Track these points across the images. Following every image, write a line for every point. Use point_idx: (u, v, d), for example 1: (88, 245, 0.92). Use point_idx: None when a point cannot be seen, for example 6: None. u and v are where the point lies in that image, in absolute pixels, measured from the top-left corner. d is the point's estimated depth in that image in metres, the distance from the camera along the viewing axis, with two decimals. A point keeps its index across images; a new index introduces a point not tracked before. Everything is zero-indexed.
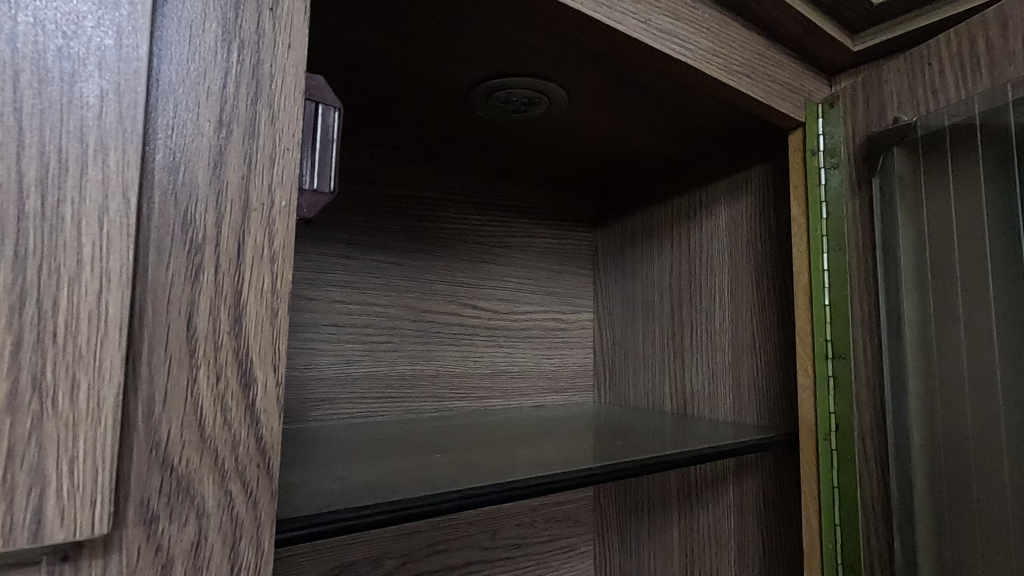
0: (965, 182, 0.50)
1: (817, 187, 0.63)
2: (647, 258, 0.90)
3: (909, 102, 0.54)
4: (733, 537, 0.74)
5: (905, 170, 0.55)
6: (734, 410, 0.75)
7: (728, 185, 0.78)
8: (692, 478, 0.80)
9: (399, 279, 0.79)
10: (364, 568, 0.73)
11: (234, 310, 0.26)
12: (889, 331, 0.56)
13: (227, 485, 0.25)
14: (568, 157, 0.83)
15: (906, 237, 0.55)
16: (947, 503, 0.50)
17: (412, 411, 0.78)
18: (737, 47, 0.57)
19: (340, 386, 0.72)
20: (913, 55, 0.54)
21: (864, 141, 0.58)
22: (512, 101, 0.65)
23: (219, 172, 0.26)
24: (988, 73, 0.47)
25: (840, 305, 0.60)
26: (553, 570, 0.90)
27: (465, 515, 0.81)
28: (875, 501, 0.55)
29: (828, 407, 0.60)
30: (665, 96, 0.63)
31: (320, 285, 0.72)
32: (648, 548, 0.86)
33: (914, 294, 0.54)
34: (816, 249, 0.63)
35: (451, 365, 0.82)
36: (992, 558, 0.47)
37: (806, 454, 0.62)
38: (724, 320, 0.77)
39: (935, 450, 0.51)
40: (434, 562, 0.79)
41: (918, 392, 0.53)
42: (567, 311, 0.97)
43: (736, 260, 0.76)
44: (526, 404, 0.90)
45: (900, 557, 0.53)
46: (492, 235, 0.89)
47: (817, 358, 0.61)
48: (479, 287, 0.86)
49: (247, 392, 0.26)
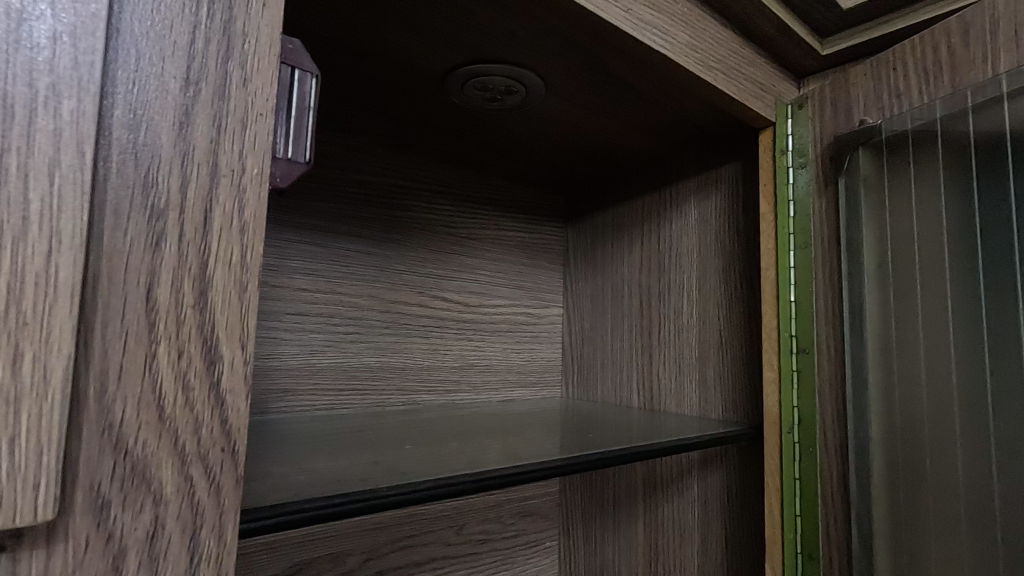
0: (926, 182, 0.51)
1: (786, 185, 0.63)
2: (617, 254, 0.90)
3: (873, 106, 0.55)
4: (697, 531, 0.74)
5: (870, 171, 0.56)
6: (700, 405, 0.76)
7: (699, 183, 0.78)
8: (657, 472, 0.80)
9: (366, 268, 0.76)
10: (325, 565, 0.71)
11: (199, 282, 0.24)
12: (851, 330, 0.56)
13: (188, 470, 0.24)
14: (541, 150, 0.82)
15: (870, 235, 0.55)
16: (903, 495, 0.51)
17: (378, 404, 0.76)
18: (716, 42, 0.57)
19: (304, 377, 0.70)
20: (879, 61, 0.55)
21: (831, 142, 0.59)
22: (488, 89, 0.64)
23: (186, 134, 0.24)
24: (950, 79, 0.49)
25: (806, 301, 0.60)
26: (519, 566, 0.89)
27: (430, 510, 0.80)
28: (835, 493, 0.56)
29: (792, 401, 0.61)
30: (642, 90, 0.63)
31: (284, 272, 0.69)
32: (612, 543, 0.86)
33: (876, 292, 0.54)
34: (783, 245, 0.63)
35: (418, 358, 0.80)
36: (944, 551, 0.47)
37: (770, 448, 0.63)
38: (692, 315, 0.77)
39: (892, 446, 0.52)
40: (398, 558, 0.77)
41: (877, 389, 0.54)
42: (537, 305, 0.96)
43: (705, 256, 0.76)
44: (495, 399, 0.89)
45: (857, 548, 0.54)
46: (464, 226, 0.87)
47: (782, 353, 0.62)
48: (448, 279, 0.85)
49: (212, 370, 0.24)
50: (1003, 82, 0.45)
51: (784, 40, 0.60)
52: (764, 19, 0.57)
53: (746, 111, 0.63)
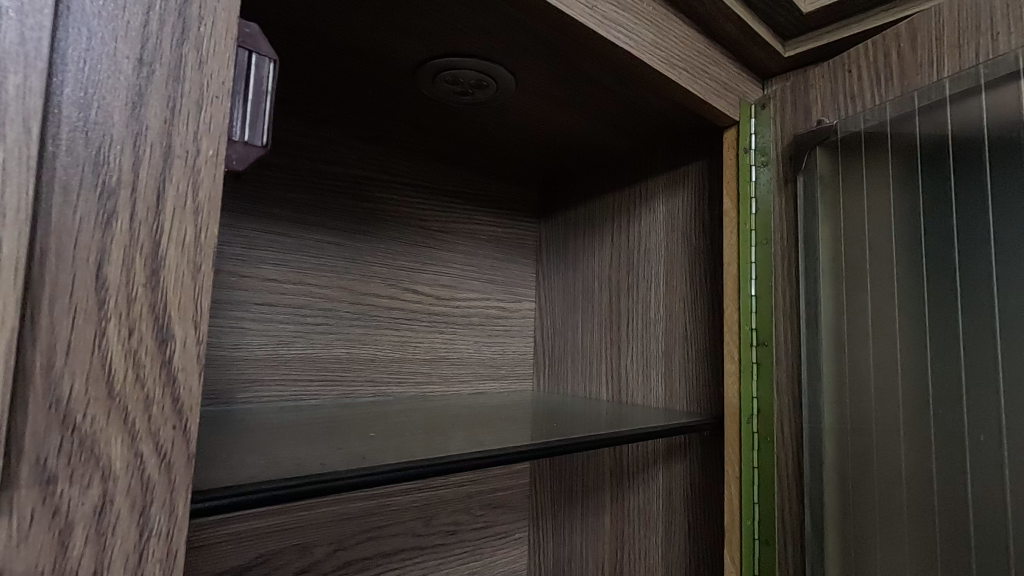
0: (878, 181, 0.53)
1: (748, 183, 0.65)
2: (589, 248, 0.91)
3: (830, 107, 0.57)
4: (660, 520, 0.76)
5: (826, 170, 0.58)
6: (665, 396, 0.77)
7: (667, 180, 0.80)
8: (624, 462, 0.81)
9: (337, 259, 0.76)
10: (290, 556, 0.71)
11: (151, 261, 0.24)
12: (806, 322, 0.58)
13: (138, 447, 0.24)
14: (513, 145, 0.83)
15: (825, 231, 0.57)
16: (851, 481, 0.53)
17: (347, 395, 0.76)
18: (680, 41, 0.58)
19: (271, 368, 0.70)
20: (835, 63, 0.57)
21: (791, 141, 0.61)
22: (459, 82, 0.64)
23: (139, 114, 0.24)
24: (899, 82, 0.51)
25: (765, 295, 0.62)
26: (488, 557, 0.90)
27: (399, 501, 0.80)
28: (789, 480, 0.58)
29: (751, 391, 0.63)
30: (610, 87, 0.64)
31: (251, 262, 0.69)
32: (580, 533, 0.87)
33: (830, 286, 0.56)
34: (745, 241, 0.65)
35: (389, 350, 0.81)
36: (887, 533, 0.50)
37: (729, 438, 0.65)
38: (659, 309, 0.79)
39: (842, 434, 0.54)
40: (365, 549, 0.77)
41: (829, 380, 0.56)
42: (509, 299, 0.97)
43: (672, 251, 0.78)
44: (466, 391, 0.90)
45: (809, 533, 0.56)
46: (436, 219, 0.88)
47: (743, 345, 0.64)
48: (420, 271, 0.85)
49: (163, 349, 0.25)
50: (946, 86, 0.47)
51: (748, 41, 0.62)
52: (727, 20, 0.59)
53: (710, 110, 0.64)
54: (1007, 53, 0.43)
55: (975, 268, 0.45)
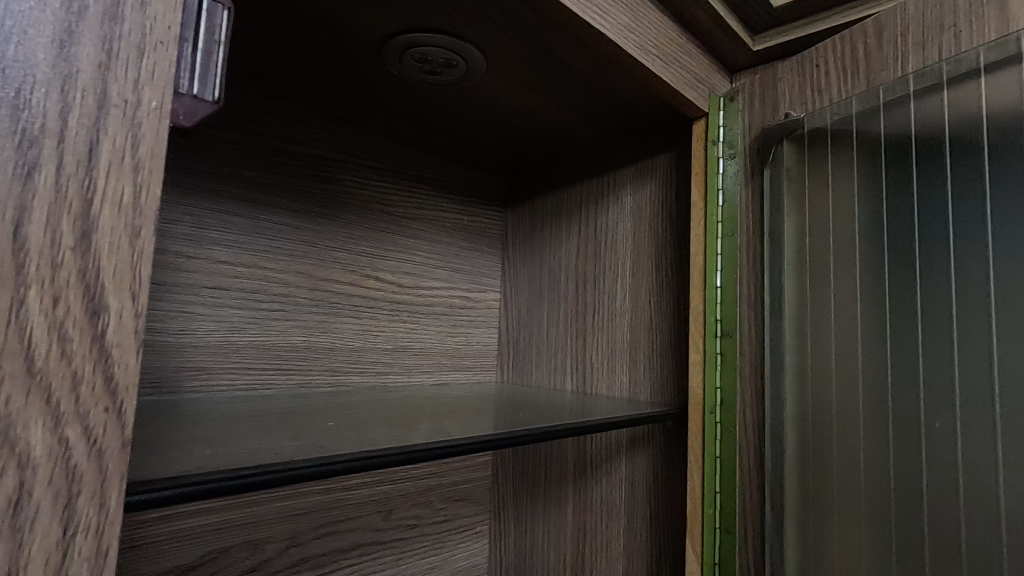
0: (842, 173, 0.54)
1: (716, 174, 0.66)
2: (555, 238, 0.90)
3: (798, 100, 0.58)
4: (623, 510, 0.76)
5: (792, 162, 0.59)
6: (630, 387, 0.77)
7: (636, 171, 0.80)
8: (588, 453, 0.81)
9: (294, 243, 0.73)
10: (241, 554, 0.67)
11: (82, 223, 0.22)
12: (771, 312, 0.59)
13: (64, 431, 0.21)
14: (481, 131, 0.81)
15: (790, 222, 0.58)
16: (811, 469, 0.54)
17: (303, 385, 0.73)
18: (653, 27, 0.58)
19: (222, 355, 0.66)
20: (803, 58, 0.58)
21: (758, 134, 0.62)
22: (427, 61, 0.62)
23: (69, 53, 0.21)
24: (865, 77, 0.52)
25: (730, 286, 0.63)
26: (448, 552, 0.88)
27: (357, 495, 0.78)
28: (751, 469, 0.59)
29: (715, 381, 0.63)
30: (582, 73, 0.63)
31: (201, 243, 0.65)
32: (542, 525, 0.86)
33: (794, 276, 0.57)
34: (712, 233, 0.65)
35: (349, 338, 0.77)
36: (845, 521, 0.51)
37: (693, 427, 0.65)
38: (625, 300, 0.79)
39: (803, 422, 0.55)
40: (321, 545, 0.74)
41: (792, 371, 0.56)
42: (474, 289, 0.95)
43: (639, 242, 0.78)
44: (428, 381, 0.87)
45: (769, 521, 0.56)
46: (400, 205, 0.85)
47: (708, 335, 0.64)
48: (383, 258, 0.82)
49: (95, 320, 0.22)
50: (910, 82, 0.48)
51: (719, 33, 0.62)
52: (700, 10, 0.59)
53: (681, 100, 0.64)
54: (968, 51, 0.45)
55: (933, 260, 0.46)
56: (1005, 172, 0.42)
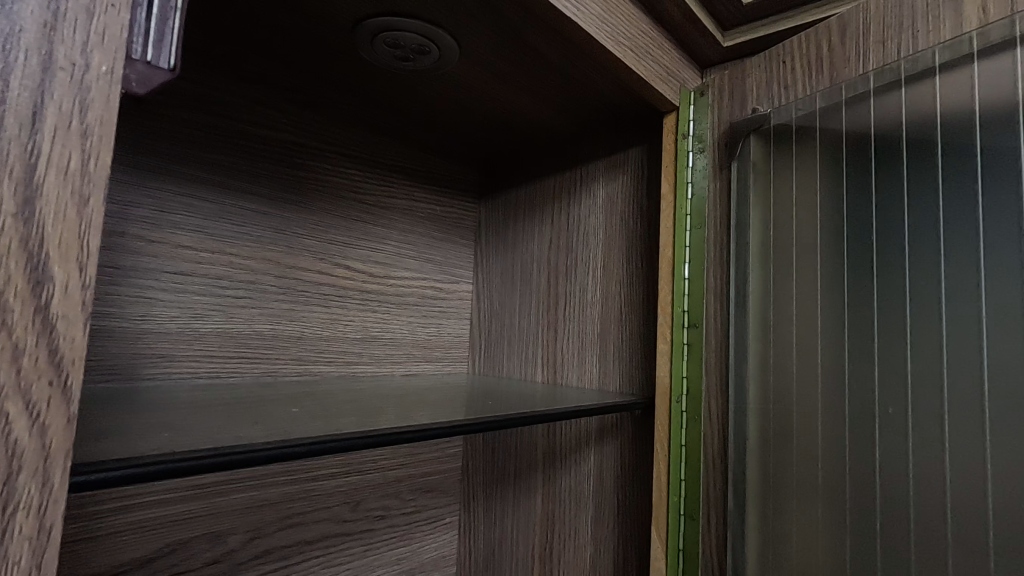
0: (805, 168, 0.55)
1: (685, 168, 0.67)
2: (528, 230, 0.90)
3: (765, 96, 0.59)
4: (591, 499, 0.77)
5: (758, 156, 0.60)
6: (599, 378, 0.78)
7: (608, 164, 0.80)
8: (558, 443, 0.82)
9: (261, 230, 0.72)
10: (202, 545, 0.66)
11: (24, 188, 0.21)
12: (735, 304, 0.60)
13: (1, 405, 0.20)
14: (454, 120, 0.81)
15: (755, 214, 0.59)
16: (772, 457, 0.55)
17: (270, 374, 0.71)
18: (626, 20, 0.58)
19: (184, 342, 0.64)
20: (771, 54, 0.59)
21: (727, 129, 0.63)
22: (400, 46, 0.61)
23: (10, 11, 0.21)
24: (829, 74, 0.53)
25: (698, 277, 0.64)
26: (417, 543, 0.88)
27: (324, 486, 0.77)
28: (715, 456, 0.60)
29: (681, 370, 0.64)
30: (555, 64, 0.63)
31: (163, 227, 0.63)
32: (511, 515, 0.87)
33: (758, 268, 0.59)
34: (680, 225, 0.66)
35: (317, 327, 0.76)
36: (804, 506, 0.52)
37: (659, 417, 0.66)
38: (596, 291, 0.80)
39: (765, 410, 0.56)
40: (286, 537, 0.73)
41: (755, 360, 0.58)
42: (446, 280, 0.94)
43: (610, 234, 0.79)
44: (398, 372, 0.87)
45: (731, 507, 0.58)
46: (372, 193, 0.84)
47: (675, 326, 0.65)
48: (353, 247, 0.81)
49: (38, 291, 0.21)
50: (871, 79, 0.50)
51: (690, 28, 0.63)
52: (671, 4, 0.59)
53: (652, 93, 0.65)
54: (925, 50, 0.46)
55: (889, 253, 0.47)
56: (955, 168, 0.43)
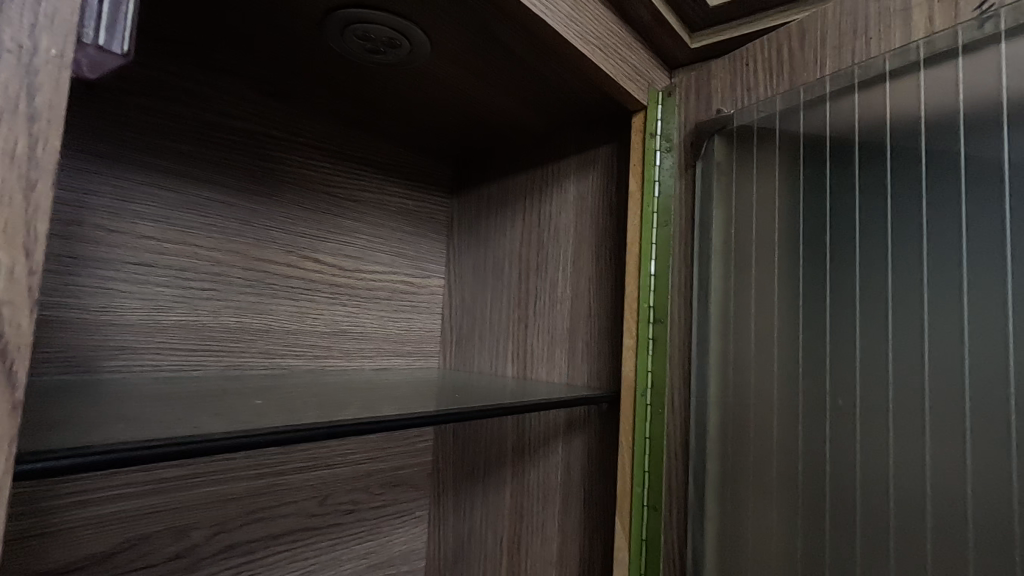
0: (765, 168, 0.57)
1: (653, 166, 0.68)
2: (500, 226, 0.91)
3: (729, 98, 0.61)
4: (559, 491, 0.78)
5: (722, 157, 0.61)
6: (568, 372, 0.79)
7: (579, 161, 0.81)
8: (526, 437, 0.83)
9: (228, 221, 0.71)
10: (164, 540, 0.65)
11: None
12: (698, 300, 0.61)
13: None
14: (427, 114, 0.80)
15: (718, 213, 0.61)
16: (730, 448, 0.56)
17: (235, 367, 0.71)
18: (595, 19, 0.59)
19: (145, 334, 0.63)
20: (735, 57, 0.60)
21: (693, 129, 0.64)
22: (370, 39, 0.61)
23: None
24: (789, 78, 0.55)
25: (664, 274, 0.65)
26: (386, 536, 0.88)
27: (291, 480, 0.76)
28: (677, 448, 0.61)
29: (646, 365, 0.66)
30: (526, 61, 0.64)
31: (125, 216, 0.62)
32: (480, 509, 0.87)
33: (720, 265, 0.60)
34: (647, 223, 0.67)
35: (285, 321, 0.76)
36: (759, 497, 0.54)
37: (625, 410, 0.67)
38: (566, 286, 0.80)
39: (724, 404, 0.58)
40: (251, 532, 0.72)
41: (716, 355, 0.59)
42: (418, 274, 0.94)
43: (580, 230, 0.80)
44: (368, 366, 0.86)
45: (691, 497, 0.59)
46: (342, 186, 0.83)
47: (641, 321, 0.67)
48: (323, 240, 0.81)
49: None
50: (827, 83, 0.52)
51: (658, 29, 0.64)
52: (640, 5, 0.60)
53: (621, 92, 0.66)
54: (877, 56, 0.48)
55: (841, 252, 0.49)
56: (902, 170, 0.45)
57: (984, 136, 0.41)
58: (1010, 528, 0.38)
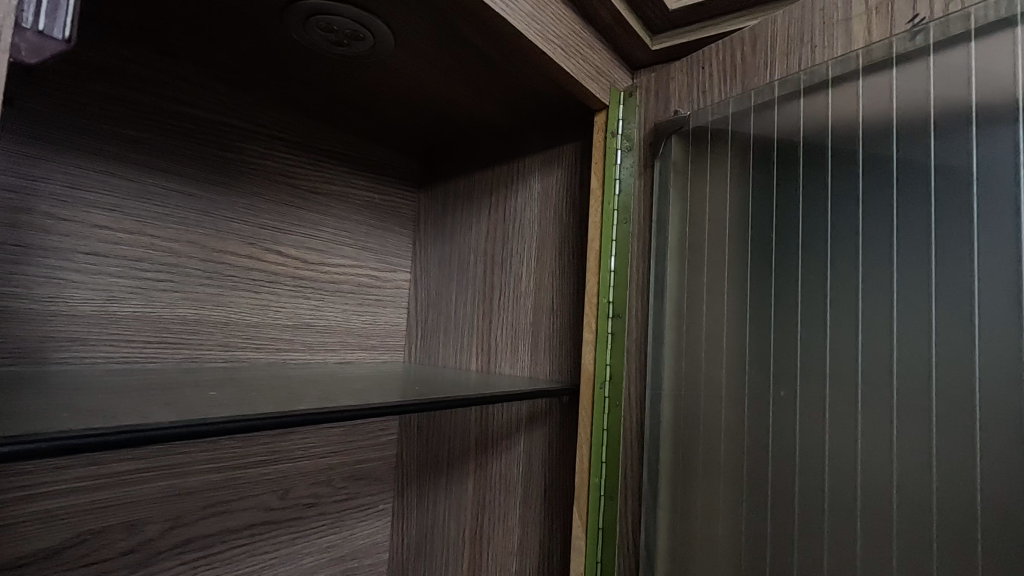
0: (718, 169, 0.59)
1: (613, 165, 0.69)
2: (465, 221, 0.91)
3: (686, 99, 0.63)
4: (520, 483, 0.79)
5: (678, 156, 0.63)
6: (531, 366, 0.80)
7: (544, 158, 0.82)
8: (490, 429, 0.84)
9: (186, 212, 0.70)
10: (116, 535, 0.64)
11: None
12: (655, 296, 0.63)
13: None
14: (392, 108, 0.80)
15: (674, 212, 0.63)
16: (681, 439, 0.58)
17: (193, 360, 0.70)
18: (557, 19, 0.60)
19: (98, 325, 0.62)
20: (692, 60, 0.62)
21: (652, 129, 0.66)
22: (333, 30, 0.60)
23: None
24: (741, 82, 0.57)
25: (623, 270, 0.67)
26: (348, 530, 0.88)
27: (250, 473, 0.76)
28: (632, 438, 0.63)
29: (605, 358, 0.67)
30: (490, 59, 0.64)
31: (77, 205, 0.61)
32: (443, 501, 0.88)
33: (675, 262, 0.62)
34: (607, 220, 0.69)
35: (245, 313, 0.75)
36: (707, 485, 0.56)
37: (584, 402, 0.69)
38: (529, 281, 0.82)
39: (677, 397, 0.60)
40: (209, 526, 0.71)
41: (670, 349, 0.61)
42: (383, 268, 0.94)
43: (544, 227, 0.81)
44: (332, 360, 0.86)
45: (645, 486, 0.61)
46: (307, 178, 0.83)
47: (600, 316, 0.68)
48: (285, 233, 0.80)
49: None
50: (776, 88, 0.54)
51: (620, 30, 0.65)
52: (601, 6, 0.62)
53: (583, 92, 0.67)
54: (820, 64, 0.50)
55: (786, 251, 0.51)
56: (841, 173, 0.48)
57: (913, 143, 0.44)
58: (928, 513, 0.40)
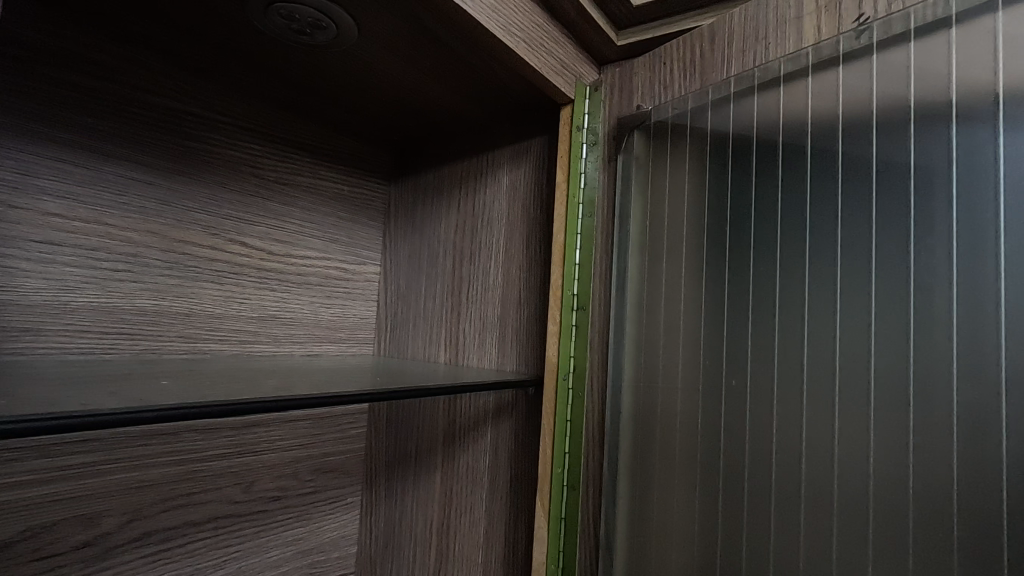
0: (677, 163, 0.60)
1: (579, 159, 0.69)
2: (435, 214, 0.91)
3: (648, 95, 0.63)
4: (487, 474, 0.80)
5: (640, 151, 0.64)
6: (498, 359, 0.81)
7: (512, 152, 0.83)
8: (457, 421, 0.84)
9: (146, 201, 0.69)
10: (71, 529, 0.63)
11: None
12: (617, 288, 0.64)
13: None
14: (360, 99, 0.80)
15: (636, 205, 0.64)
16: (640, 429, 0.60)
17: (152, 351, 0.69)
18: (520, 13, 0.61)
19: (52, 316, 0.61)
20: (654, 56, 0.63)
21: (616, 124, 0.67)
22: (295, 19, 0.60)
23: None
24: (700, 78, 0.58)
25: (586, 263, 0.68)
26: (315, 523, 0.88)
27: (212, 466, 0.75)
28: (593, 428, 0.64)
29: (569, 350, 0.67)
30: (455, 51, 0.64)
31: (30, 192, 0.59)
32: (411, 493, 0.88)
33: (636, 254, 0.63)
34: (573, 215, 0.68)
35: (208, 305, 0.74)
36: (664, 473, 0.57)
37: (546, 398, 0.68)
38: (497, 274, 0.82)
39: (636, 387, 0.61)
40: (169, 519, 0.71)
41: (631, 340, 0.62)
42: (352, 261, 0.94)
43: (512, 220, 0.81)
44: (299, 352, 0.86)
45: (606, 475, 0.62)
46: (273, 169, 0.82)
47: (564, 308, 0.68)
48: (250, 224, 0.79)
49: None
50: (732, 84, 0.55)
51: (584, 25, 0.66)
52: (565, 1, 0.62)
53: (548, 86, 0.68)
54: (773, 61, 0.51)
55: (740, 243, 0.52)
56: (791, 168, 0.49)
57: (857, 138, 0.45)
58: (865, 496, 0.42)
